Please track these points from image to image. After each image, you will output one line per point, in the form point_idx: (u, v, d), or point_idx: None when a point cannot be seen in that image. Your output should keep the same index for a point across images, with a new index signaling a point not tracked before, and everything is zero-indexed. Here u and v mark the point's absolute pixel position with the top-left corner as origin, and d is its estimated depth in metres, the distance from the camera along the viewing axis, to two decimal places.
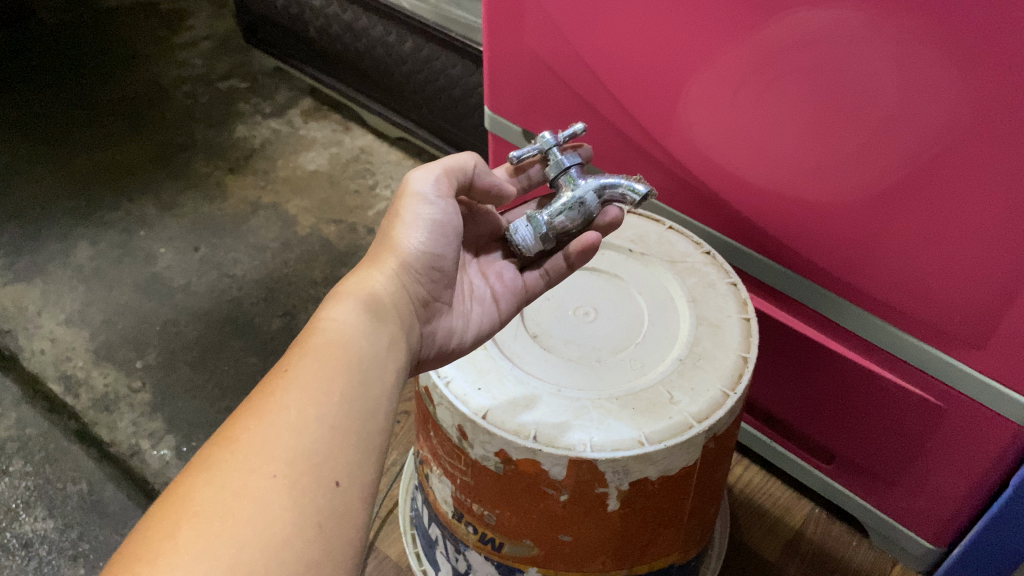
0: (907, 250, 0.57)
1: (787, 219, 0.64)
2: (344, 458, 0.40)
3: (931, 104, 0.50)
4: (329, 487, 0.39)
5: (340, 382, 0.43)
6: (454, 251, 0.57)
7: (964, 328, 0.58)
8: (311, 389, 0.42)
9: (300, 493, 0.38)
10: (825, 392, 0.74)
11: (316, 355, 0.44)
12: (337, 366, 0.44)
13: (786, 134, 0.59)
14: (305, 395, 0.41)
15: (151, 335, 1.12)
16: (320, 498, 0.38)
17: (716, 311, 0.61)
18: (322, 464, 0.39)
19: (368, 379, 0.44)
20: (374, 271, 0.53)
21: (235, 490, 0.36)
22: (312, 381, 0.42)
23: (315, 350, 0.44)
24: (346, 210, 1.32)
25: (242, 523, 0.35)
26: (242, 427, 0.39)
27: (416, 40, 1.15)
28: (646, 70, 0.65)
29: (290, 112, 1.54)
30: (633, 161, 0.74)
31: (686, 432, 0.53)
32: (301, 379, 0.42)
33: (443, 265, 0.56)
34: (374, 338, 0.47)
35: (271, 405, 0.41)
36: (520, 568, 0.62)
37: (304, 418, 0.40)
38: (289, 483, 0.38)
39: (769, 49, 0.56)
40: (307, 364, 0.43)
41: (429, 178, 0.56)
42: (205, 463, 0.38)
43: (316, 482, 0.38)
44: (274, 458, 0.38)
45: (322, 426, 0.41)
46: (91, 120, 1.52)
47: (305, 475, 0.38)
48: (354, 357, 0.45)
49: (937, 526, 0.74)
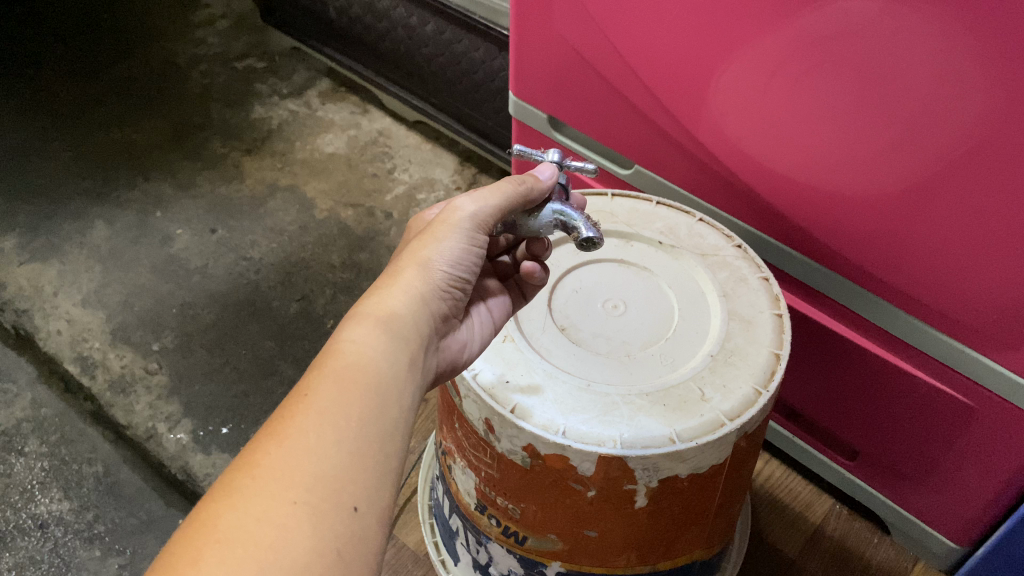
0: (943, 249, 0.56)
1: (820, 212, 0.62)
2: (364, 482, 0.39)
3: (973, 100, 0.48)
4: (347, 513, 0.38)
5: (359, 404, 0.41)
6: (472, 281, 0.52)
7: (999, 329, 0.56)
8: (331, 413, 0.40)
9: (319, 519, 0.37)
10: (851, 389, 0.73)
11: (335, 378, 0.42)
12: (354, 390, 0.42)
13: (828, 129, 0.57)
14: (325, 420, 0.40)
15: (168, 318, 1.11)
16: (340, 524, 0.37)
17: (749, 307, 0.60)
18: (342, 489, 0.38)
19: (387, 401, 0.42)
20: (396, 290, 0.47)
21: (256, 517, 0.36)
22: (332, 406, 0.40)
23: (333, 372, 0.42)
24: (365, 194, 1.31)
25: (264, 551, 0.35)
26: (263, 452, 0.38)
27: (439, 23, 1.13)
28: (678, 58, 0.63)
29: (308, 93, 1.52)
30: (662, 150, 0.73)
31: (719, 429, 0.52)
32: (320, 403, 0.40)
33: (465, 290, 0.52)
34: (395, 357, 0.44)
35: (291, 429, 0.39)
36: (544, 562, 0.62)
37: (324, 443, 0.39)
38: (310, 509, 0.37)
39: (807, 41, 0.54)
40: (327, 388, 0.41)
41: (482, 207, 0.51)
42: (227, 488, 0.37)
43: (335, 509, 0.38)
44: (295, 484, 0.37)
45: (342, 451, 0.39)
46: (108, 97, 1.51)
47: (325, 502, 0.37)
48: (374, 381, 0.43)
49: (962, 525, 0.73)
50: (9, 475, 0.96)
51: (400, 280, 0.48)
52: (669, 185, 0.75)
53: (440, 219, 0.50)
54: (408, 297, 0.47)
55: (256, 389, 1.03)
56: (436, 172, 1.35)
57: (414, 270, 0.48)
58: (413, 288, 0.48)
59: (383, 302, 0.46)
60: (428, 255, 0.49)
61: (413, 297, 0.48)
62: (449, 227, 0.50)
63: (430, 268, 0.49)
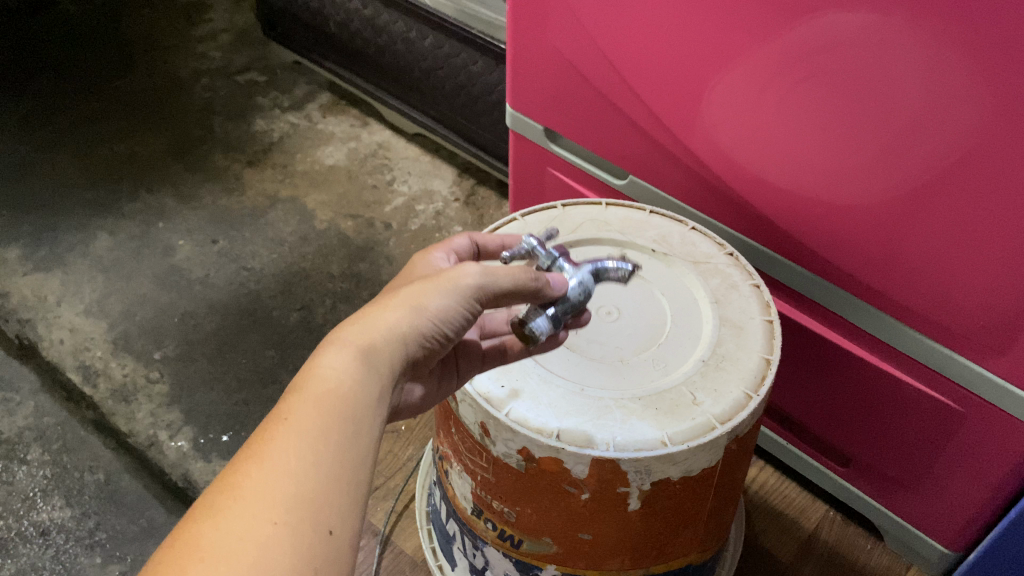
0: (928, 254, 0.57)
1: (809, 219, 0.64)
2: (340, 503, 0.40)
3: (955, 108, 0.49)
4: (323, 535, 0.39)
5: (337, 429, 0.42)
6: (455, 338, 0.51)
7: (985, 332, 0.57)
8: (311, 437, 0.41)
9: (299, 539, 0.37)
10: (843, 396, 0.74)
11: (314, 403, 0.42)
12: (332, 417, 0.42)
13: (819, 140, 0.58)
14: (306, 442, 0.40)
15: (169, 327, 1.13)
16: (315, 543, 0.38)
17: (740, 313, 0.61)
18: (319, 510, 0.39)
19: (361, 427, 0.43)
20: (383, 321, 0.47)
21: (238, 536, 0.36)
22: (313, 429, 0.41)
23: (315, 398, 0.42)
24: (364, 205, 1.32)
25: (246, 568, 0.36)
26: (244, 471, 0.39)
27: (437, 36, 1.15)
28: (670, 69, 0.65)
29: (309, 106, 1.54)
30: (655, 160, 0.74)
31: (709, 433, 0.53)
32: (301, 427, 0.41)
33: (445, 344, 0.51)
34: (369, 389, 0.45)
35: (272, 450, 0.40)
36: (539, 565, 0.63)
37: (304, 466, 0.40)
38: (289, 530, 0.37)
39: (797, 53, 0.56)
40: (307, 411, 0.42)
41: (487, 278, 0.51)
42: (208, 508, 0.37)
43: (312, 530, 0.38)
44: (276, 505, 0.38)
45: (320, 474, 0.40)
46: (111, 110, 1.53)
47: (302, 522, 0.38)
48: (351, 408, 0.43)
49: (953, 531, 0.73)
50: (11, 483, 0.97)
51: (387, 315, 0.48)
52: (662, 195, 0.76)
53: (444, 275, 0.50)
54: (391, 334, 0.47)
55: (257, 398, 1.04)
56: (435, 184, 1.37)
57: (403, 311, 0.48)
58: (399, 329, 0.48)
59: (367, 332, 0.47)
60: (422, 302, 0.49)
61: (395, 333, 0.47)
62: (450, 285, 0.50)
63: (419, 314, 0.48)
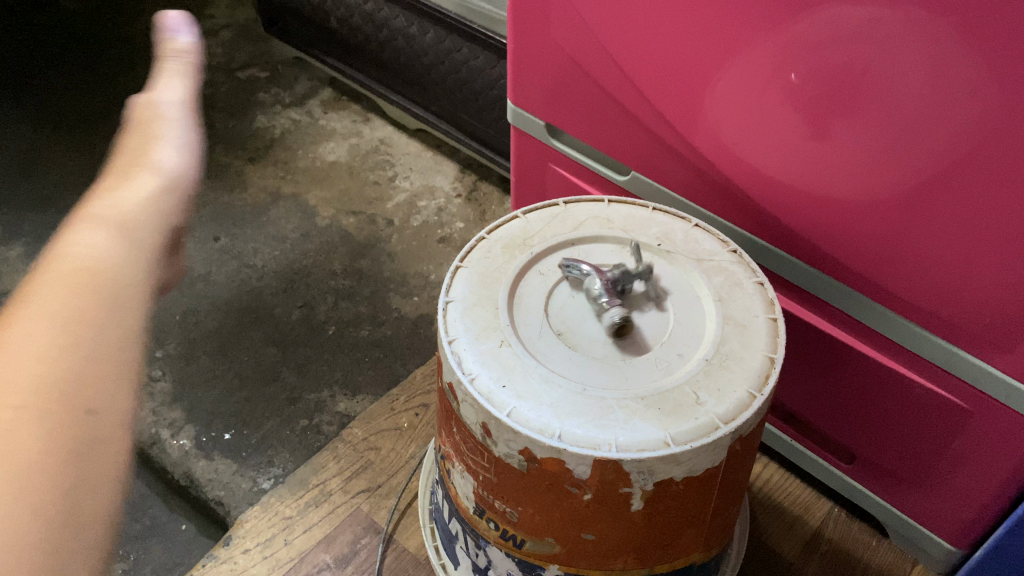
0: (934, 251, 0.56)
1: (814, 215, 0.63)
2: (100, 388, 0.36)
3: (961, 103, 0.49)
4: (77, 416, 0.35)
5: (92, 303, 0.39)
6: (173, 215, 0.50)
7: (992, 330, 0.57)
8: (63, 317, 0.37)
9: (49, 422, 0.34)
10: (847, 393, 0.73)
11: (67, 280, 0.39)
12: (87, 287, 0.39)
13: (823, 137, 0.58)
14: (48, 320, 0.37)
15: (171, 325, 1.12)
16: (69, 420, 0.34)
17: (743, 311, 0.60)
18: (73, 393, 0.35)
19: (119, 302, 0.40)
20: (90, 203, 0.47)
21: None
22: (54, 305, 0.38)
23: (60, 274, 0.39)
24: (366, 202, 1.32)
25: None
26: None
27: (438, 31, 1.14)
28: (673, 65, 0.64)
29: (310, 102, 1.54)
30: (658, 156, 0.73)
31: (713, 433, 0.53)
32: (48, 305, 0.37)
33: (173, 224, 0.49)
34: (131, 262, 0.43)
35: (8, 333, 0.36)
36: (542, 565, 0.62)
37: (51, 343, 0.36)
38: (33, 414, 0.34)
39: (801, 47, 0.55)
40: (54, 290, 0.38)
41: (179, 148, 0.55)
42: None
43: (65, 410, 0.35)
44: (17, 390, 0.34)
45: (67, 352, 0.36)
46: (111, 107, 1.52)
47: (52, 402, 0.34)
48: (108, 281, 0.40)
49: (959, 529, 0.73)
50: None
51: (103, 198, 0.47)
52: (665, 192, 0.76)
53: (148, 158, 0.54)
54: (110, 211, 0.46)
55: (258, 395, 1.03)
56: (437, 179, 1.36)
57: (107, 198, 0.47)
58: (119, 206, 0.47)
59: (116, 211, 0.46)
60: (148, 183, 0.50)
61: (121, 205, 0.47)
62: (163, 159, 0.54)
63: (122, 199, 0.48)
